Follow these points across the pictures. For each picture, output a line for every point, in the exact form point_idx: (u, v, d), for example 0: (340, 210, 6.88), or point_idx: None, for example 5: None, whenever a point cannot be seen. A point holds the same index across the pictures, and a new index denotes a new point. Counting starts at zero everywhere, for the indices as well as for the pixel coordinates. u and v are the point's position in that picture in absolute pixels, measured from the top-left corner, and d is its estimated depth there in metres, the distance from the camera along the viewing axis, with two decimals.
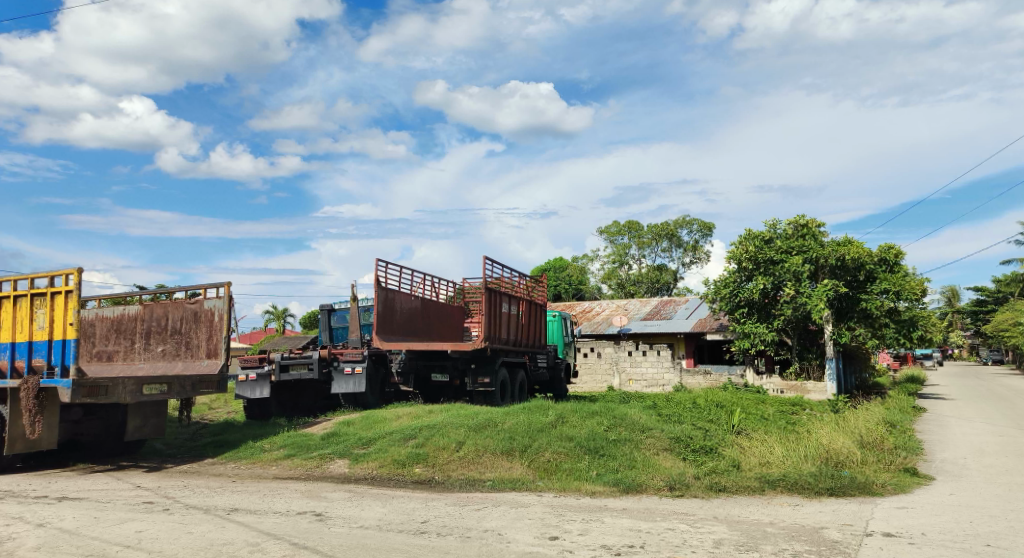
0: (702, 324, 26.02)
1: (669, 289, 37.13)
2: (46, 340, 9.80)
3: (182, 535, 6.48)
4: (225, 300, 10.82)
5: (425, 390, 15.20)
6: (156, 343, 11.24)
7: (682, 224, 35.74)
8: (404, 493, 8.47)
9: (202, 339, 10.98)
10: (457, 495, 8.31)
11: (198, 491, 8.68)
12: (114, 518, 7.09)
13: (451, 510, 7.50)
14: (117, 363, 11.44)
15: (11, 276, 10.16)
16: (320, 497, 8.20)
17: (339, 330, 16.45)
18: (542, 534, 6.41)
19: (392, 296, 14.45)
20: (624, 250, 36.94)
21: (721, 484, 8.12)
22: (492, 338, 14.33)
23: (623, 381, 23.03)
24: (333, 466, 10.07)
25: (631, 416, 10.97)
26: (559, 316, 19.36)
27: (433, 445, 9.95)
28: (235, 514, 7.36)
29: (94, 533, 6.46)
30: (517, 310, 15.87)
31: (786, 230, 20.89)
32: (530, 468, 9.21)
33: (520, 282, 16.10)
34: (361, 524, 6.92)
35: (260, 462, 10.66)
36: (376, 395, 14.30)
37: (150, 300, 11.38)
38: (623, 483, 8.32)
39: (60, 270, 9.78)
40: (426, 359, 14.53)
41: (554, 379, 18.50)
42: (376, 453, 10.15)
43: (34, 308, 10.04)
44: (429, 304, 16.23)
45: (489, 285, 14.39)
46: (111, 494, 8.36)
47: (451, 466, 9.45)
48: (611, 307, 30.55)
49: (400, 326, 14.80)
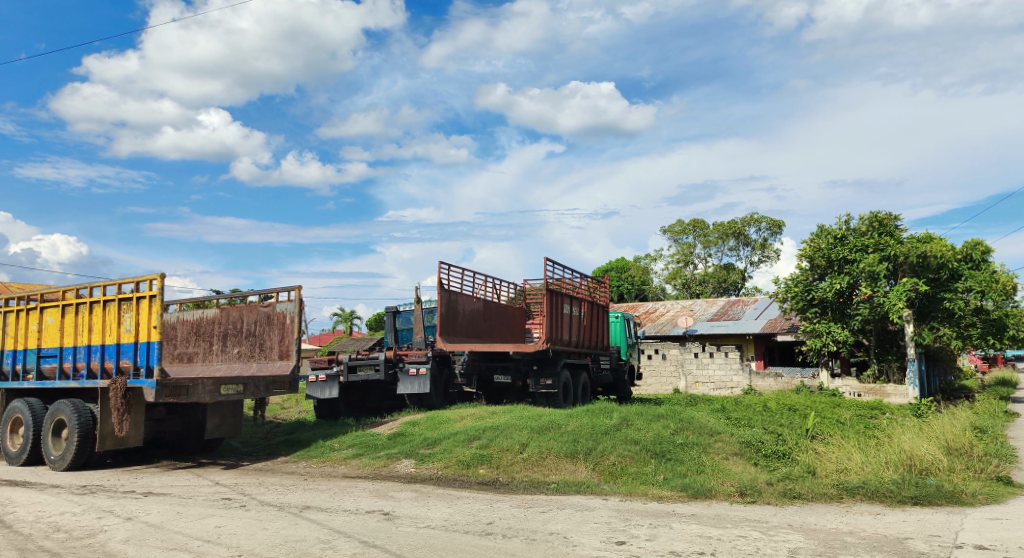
0: (772, 325, 25.27)
1: (736, 288, 36.24)
2: (133, 342, 10.30)
3: (258, 531, 6.70)
4: (297, 303, 11.15)
5: (488, 391, 15.27)
6: (233, 345, 11.71)
7: (751, 222, 34.83)
8: (469, 494, 8.53)
9: (275, 341, 11.30)
10: (521, 497, 8.33)
11: (272, 488, 8.97)
12: (195, 513, 7.39)
13: (516, 512, 7.51)
14: (196, 364, 12.07)
15: (100, 282, 10.75)
16: (388, 497, 8.34)
17: (403, 331, 16.72)
18: (609, 539, 6.33)
19: (455, 297, 14.62)
20: (689, 249, 36.19)
21: (796, 491, 7.86)
22: (555, 340, 14.30)
23: (690, 384, 22.60)
24: (400, 465, 10.23)
25: (699, 419, 10.73)
26: (622, 318, 19.20)
27: (497, 447, 10.00)
28: (307, 511, 7.56)
29: (177, 527, 6.74)
30: (579, 311, 15.81)
31: (860, 227, 20.09)
32: (595, 471, 9.13)
33: (582, 283, 16.04)
34: (428, 524, 7.00)
35: (329, 461, 10.93)
36: (441, 396, 14.46)
37: (227, 304, 11.86)
38: (692, 488, 8.14)
39: (145, 276, 10.28)
40: (489, 361, 14.58)
41: (618, 380, 18.28)
42: (442, 453, 10.27)
43: (121, 312, 10.58)
44: (491, 306, 16.32)
45: (552, 286, 14.39)
46: (192, 490, 8.72)
47: (515, 467, 9.47)
48: (676, 307, 30.07)
49: (463, 328, 14.93)
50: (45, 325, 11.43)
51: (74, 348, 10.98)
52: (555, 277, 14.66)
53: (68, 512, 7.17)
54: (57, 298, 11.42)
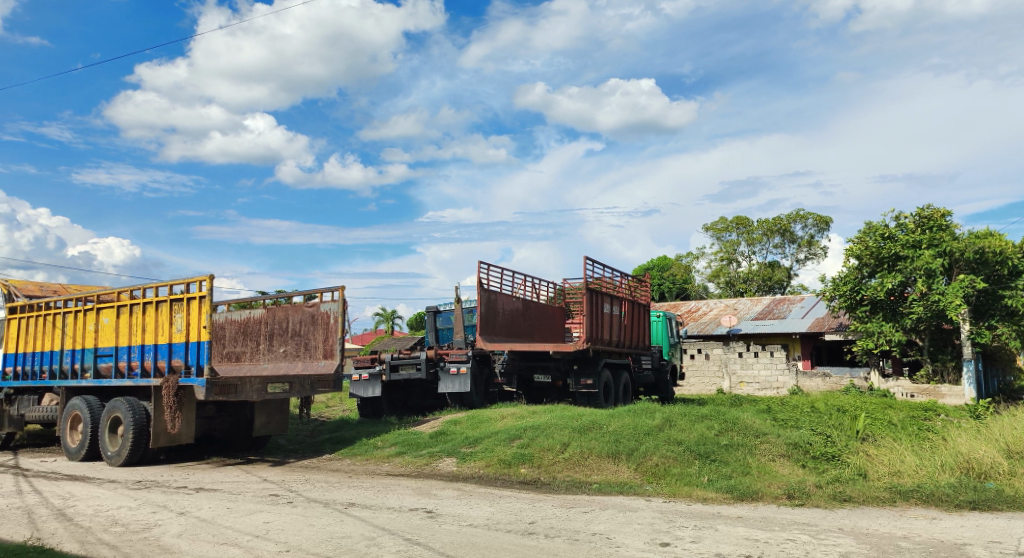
0: (820, 324, 24.64)
1: (782, 286, 35.55)
2: (184, 342, 10.59)
3: (305, 527, 6.82)
4: (340, 303, 11.32)
5: (529, 391, 15.27)
6: (279, 345, 11.94)
7: (796, 218, 34.10)
8: (511, 493, 8.54)
9: (320, 340, 11.47)
10: (563, 497, 8.31)
11: (318, 485, 9.12)
12: (244, 509, 7.56)
13: (558, 512, 7.49)
14: (244, 363, 12.35)
15: (153, 284, 11.08)
16: (431, 495, 8.41)
17: (444, 331, 16.82)
18: (653, 540, 6.27)
19: (495, 297, 14.66)
20: (733, 247, 35.60)
21: (846, 494, 7.68)
22: (596, 339, 14.22)
23: (734, 384, 22.26)
24: (442, 464, 10.31)
25: (744, 420, 10.56)
26: (663, 317, 18.97)
27: (539, 446, 10.00)
28: (352, 508, 7.67)
29: (228, 523, 6.91)
30: (620, 310, 15.71)
31: (909, 223, 19.48)
32: (637, 472, 9.05)
33: (623, 282, 15.93)
34: (470, 523, 7.03)
35: (373, 459, 11.07)
36: (481, 395, 14.53)
37: (272, 304, 12.11)
38: (738, 490, 8.02)
39: (195, 277, 10.56)
40: (529, 360, 14.61)
41: (660, 380, 18.08)
42: (483, 452, 10.30)
43: (172, 312, 10.89)
44: (531, 305, 16.32)
45: (592, 285, 14.33)
46: (241, 486, 8.93)
47: (557, 467, 9.45)
48: (720, 306, 29.59)
49: (503, 328, 14.96)
50: (101, 325, 11.82)
51: (129, 348, 11.34)
52: (595, 276, 14.58)
53: (124, 507, 7.41)
54: (113, 299, 11.81)
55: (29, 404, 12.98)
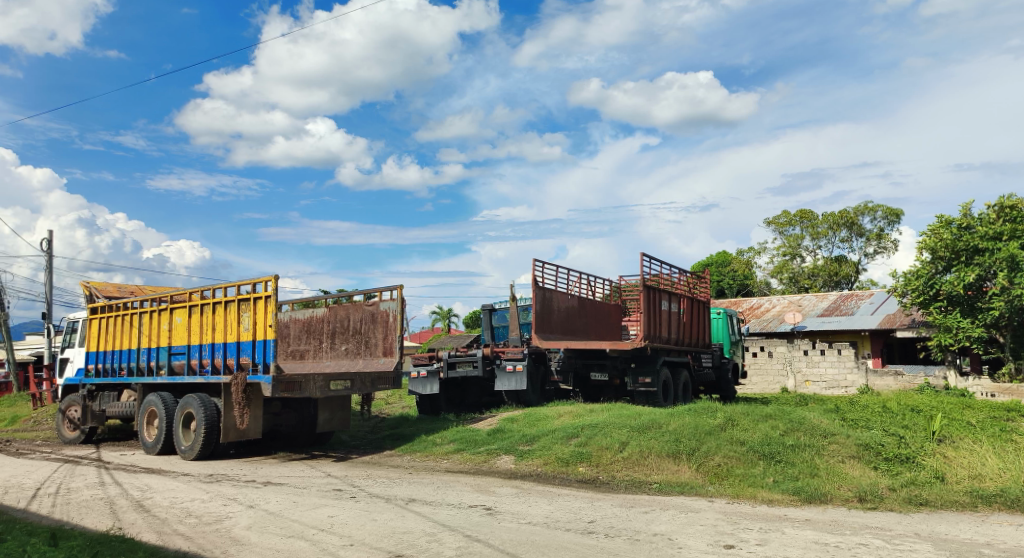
0: (890, 321, 23.72)
1: (849, 282, 34.40)
2: (252, 340, 10.94)
3: (368, 522, 6.96)
4: (399, 301, 11.46)
5: (586, 389, 15.21)
6: (340, 343, 12.20)
7: (864, 211, 32.89)
8: (570, 491, 8.50)
9: (379, 338, 11.66)
10: (623, 496, 8.23)
11: (380, 481, 9.29)
12: (310, 503, 7.76)
13: (617, 511, 7.43)
14: (308, 361, 12.67)
15: (221, 284, 11.47)
16: (489, 492, 8.45)
17: (500, 329, 16.86)
18: (717, 542, 6.15)
19: (550, 295, 14.63)
20: (796, 241, 34.59)
21: (922, 498, 7.38)
22: (654, 337, 14.02)
23: (800, 383, 21.72)
24: (499, 461, 10.35)
25: (811, 419, 10.25)
26: (724, 314, 18.56)
27: (597, 445, 9.93)
28: (413, 504, 7.78)
29: (294, 516, 7.10)
30: (679, 308, 15.45)
31: (988, 214, 18.58)
32: (699, 472, 8.90)
33: (681, 278, 15.66)
34: (529, 521, 7.04)
35: (432, 455, 11.20)
36: (538, 393, 14.54)
37: (334, 303, 12.36)
38: (805, 492, 7.79)
39: (260, 278, 10.89)
40: (586, 359, 14.52)
41: (721, 379, 17.70)
42: (541, 450, 10.30)
43: (240, 312, 11.25)
44: (587, 303, 16.23)
45: (649, 282, 14.13)
46: (307, 481, 9.17)
47: (616, 466, 9.37)
48: (783, 302, 28.81)
49: (559, 326, 14.91)
50: (174, 324, 12.31)
51: (200, 346, 11.78)
52: (652, 273, 14.39)
53: (198, 499, 7.70)
54: (185, 300, 12.28)
55: (110, 400, 13.64)
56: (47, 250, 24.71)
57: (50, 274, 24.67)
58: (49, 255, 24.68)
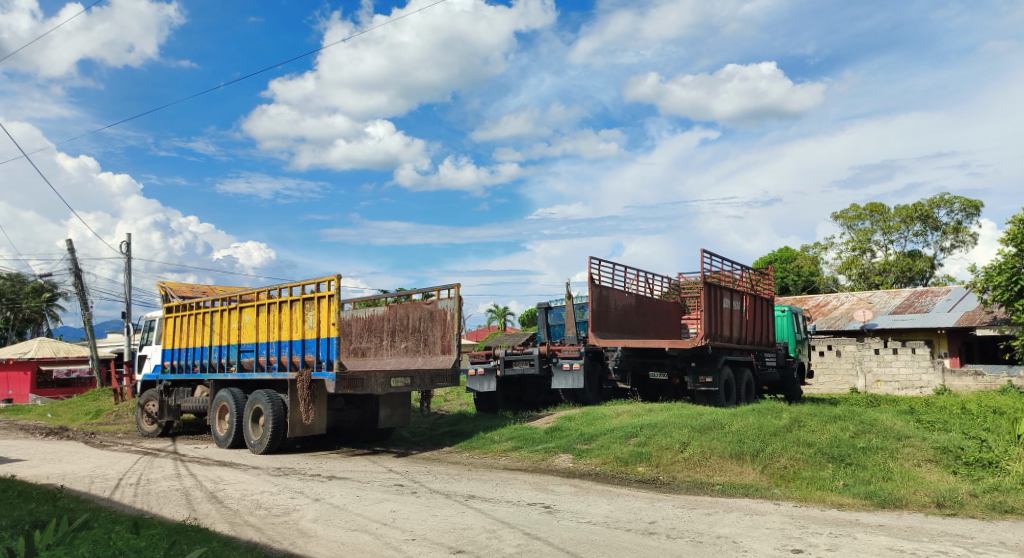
0: (970, 318, 22.64)
1: (923, 278, 33.01)
2: (316, 338, 11.22)
3: (429, 517, 7.04)
4: (456, 300, 11.55)
5: (645, 388, 14.99)
6: (400, 340, 12.39)
7: (940, 203, 31.48)
8: (629, 491, 8.42)
9: (438, 336, 11.77)
10: (685, 497, 8.09)
11: (439, 477, 9.39)
12: (372, 497, 7.90)
13: (679, 512, 7.31)
14: (369, 358, 12.90)
15: (286, 284, 11.79)
16: (548, 490, 8.44)
17: (556, 327, 16.82)
18: (784, 546, 5.99)
19: (607, 293, 14.50)
20: (866, 236, 33.37)
21: (1007, 505, 7.01)
22: (715, 336, 13.72)
23: (870, 383, 20.93)
24: (558, 460, 10.33)
25: (884, 421, 9.87)
26: (789, 312, 18.04)
27: (657, 445, 9.80)
28: (473, 500, 7.83)
29: (358, 510, 7.24)
30: (741, 306, 15.09)
31: None
32: (764, 474, 8.68)
33: (742, 275, 15.31)
34: (589, 520, 6.99)
35: (491, 452, 11.26)
36: (596, 392, 14.47)
37: (393, 302, 12.56)
38: (878, 496, 7.51)
39: (323, 277, 11.15)
40: (644, 357, 14.37)
41: (786, 379, 17.20)
42: (599, 449, 10.22)
43: (304, 310, 11.55)
44: (645, 301, 16.03)
45: (709, 279, 13.85)
46: (369, 476, 9.35)
47: (676, 467, 9.23)
48: (852, 299, 27.84)
49: (616, 324, 14.77)
50: (243, 323, 12.72)
51: (267, 344, 12.14)
52: (713, 270, 14.11)
53: (267, 492, 7.94)
54: (253, 299, 12.67)
55: (185, 395, 14.21)
56: (126, 252, 25.86)
57: (128, 275, 25.75)
58: (128, 257, 25.83)
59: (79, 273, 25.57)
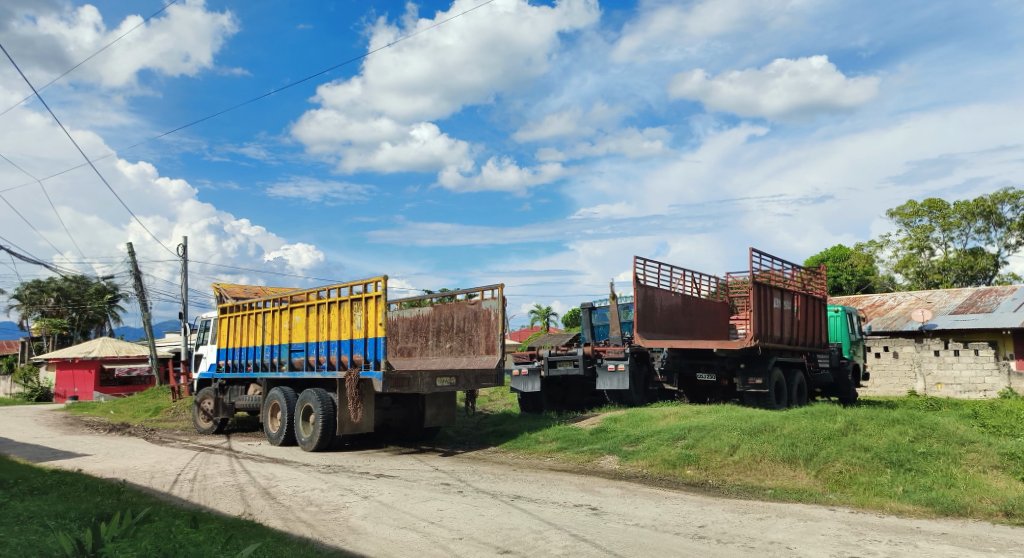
0: None
1: (986, 276, 31.74)
2: (363, 338, 11.37)
3: (476, 517, 7.05)
4: (500, 300, 11.54)
5: (692, 390, 14.77)
6: (445, 340, 12.46)
7: (1004, 198, 30.23)
8: (677, 494, 8.30)
9: (482, 336, 11.79)
10: (735, 501, 7.93)
11: (485, 476, 9.41)
12: (420, 496, 7.95)
13: (730, 516, 7.16)
14: (415, 358, 13.02)
15: (335, 285, 11.98)
16: (595, 492, 8.37)
17: (600, 327, 16.69)
18: (840, 553, 5.82)
19: (653, 293, 14.33)
20: (924, 233, 32.26)
21: None
22: (765, 336, 13.42)
23: (930, 386, 20.20)
24: (604, 461, 10.25)
25: (945, 425, 9.52)
26: (842, 312, 17.54)
27: (705, 447, 9.64)
28: (519, 501, 7.82)
29: (406, 508, 7.29)
30: (792, 306, 14.75)
31: None
32: (818, 479, 8.46)
33: (793, 275, 14.96)
34: (636, 523, 6.91)
35: (536, 453, 11.24)
36: (641, 393, 14.34)
37: (438, 302, 12.64)
38: (940, 504, 7.24)
39: (371, 278, 11.30)
40: (691, 358, 14.14)
41: (840, 381, 16.73)
42: (646, 451, 10.11)
43: (353, 311, 11.72)
44: (692, 301, 15.80)
45: (758, 279, 13.57)
46: (416, 474, 9.42)
47: (726, 470, 9.05)
48: (910, 299, 26.93)
49: (662, 324, 14.60)
50: (294, 323, 12.97)
51: (317, 344, 12.36)
52: (763, 270, 13.81)
53: (318, 489, 8.08)
54: (303, 299, 12.91)
55: (238, 393, 14.57)
56: (183, 255, 26.64)
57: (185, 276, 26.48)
58: (185, 259, 26.59)
59: (139, 275, 26.47)
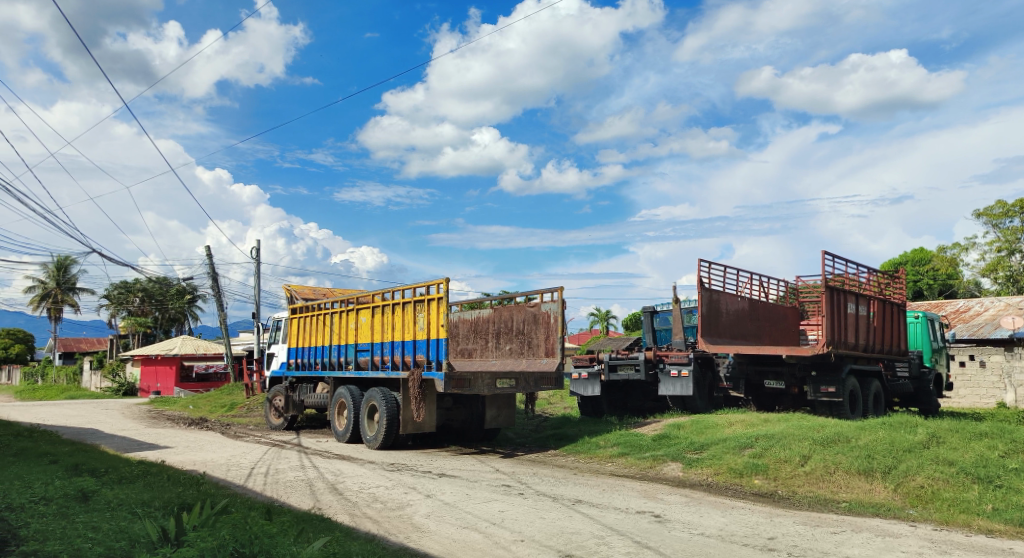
0: None
1: None
2: (426, 339, 11.46)
3: (537, 519, 6.96)
4: (560, 303, 11.41)
5: (759, 397, 14.28)
6: (505, 342, 12.43)
7: None
8: (745, 504, 8.02)
9: (542, 339, 11.68)
10: (806, 513, 7.60)
11: (546, 479, 9.31)
12: (481, 496, 7.92)
13: (801, 529, 6.85)
14: (475, 359, 13.03)
15: (399, 287, 12.13)
16: (658, 499, 8.16)
17: (663, 332, 16.38)
18: None
19: (718, 297, 13.95)
20: (1015, 235, 30.46)
21: None
22: (838, 343, 12.83)
23: (1021, 397, 19.04)
24: (667, 468, 10.00)
25: None
26: (923, 318, 16.69)
27: (774, 457, 9.29)
28: (581, 505, 7.70)
29: (468, 508, 7.26)
30: (868, 311, 14.12)
31: None
32: (897, 493, 8.01)
33: (870, 279, 14.33)
34: (702, 532, 6.68)
35: (597, 457, 11.08)
36: (706, 399, 13.99)
37: (498, 305, 12.63)
38: None
39: (433, 280, 11.38)
40: (759, 365, 13.72)
41: (920, 390, 15.91)
42: (711, 459, 9.81)
43: (416, 312, 11.83)
44: (760, 306, 15.32)
45: (831, 283, 13.04)
46: (477, 475, 9.40)
47: (797, 481, 8.68)
48: (999, 305, 25.47)
49: (729, 329, 14.21)
50: (359, 324, 13.19)
51: (381, 344, 12.53)
52: (836, 274, 13.27)
53: (382, 486, 8.15)
54: (369, 300, 13.11)
55: (307, 391, 14.91)
56: (257, 257, 27.52)
57: (257, 278, 27.31)
58: (258, 261, 27.46)
59: (217, 277, 27.44)
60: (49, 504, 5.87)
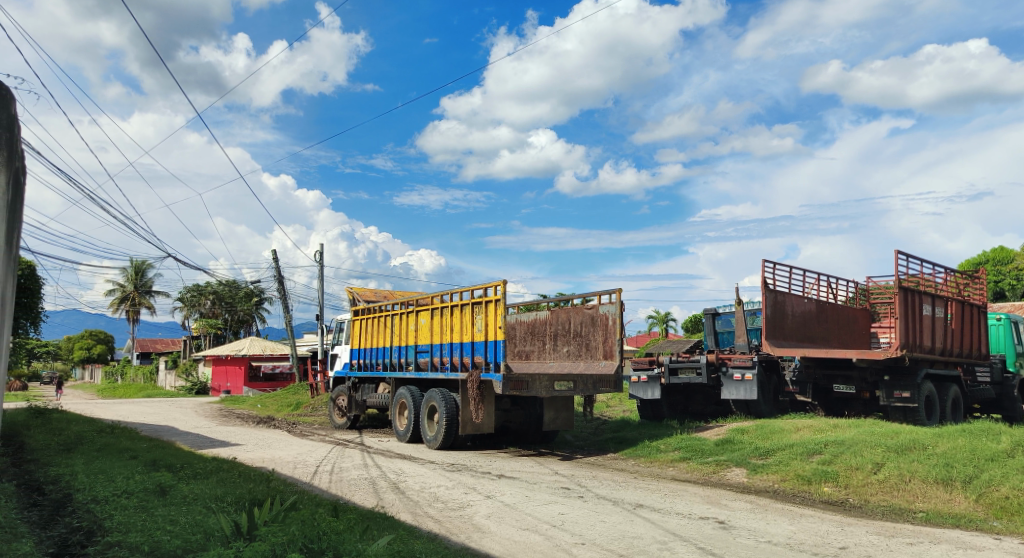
0: None
1: None
2: (484, 340, 11.52)
3: (598, 523, 6.91)
4: (617, 304, 11.29)
5: (827, 402, 13.83)
6: (563, 344, 12.37)
7: None
8: (813, 512, 7.76)
9: (600, 341, 11.57)
10: (880, 523, 7.30)
11: (606, 483, 9.23)
12: (542, 498, 7.91)
13: (875, 539, 6.59)
14: (533, 361, 13.01)
15: (458, 289, 12.23)
16: (722, 505, 7.99)
17: (725, 334, 16.04)
18: None
19: (783, 299, 13.56)
20: None
21: None
22: (913, 346, 12.29)
23: None
24: (730, 474, 9.77)
25: None
26: (1005, 320, 15.78)
27: (844, 464, 8.96)
28: (642, 509, 7.61)
29: (528, 510, 7.26)
30: (945, 313, 13.48)
31: None
32: (978, 504, 7.61)
33: (947, 280, 13.68)
34: (769, 540, 6.50)
35: (658, 462, 10.92)
36: (770, 404, 13.62)
37: (556, 306, 12.61)
38: None
39: (490, 282, 11.44)
40: (827, 369, 13.22)
41: (1002, 396, 15.07)
42: (778, 465, 9.53)
43: (474, 314, 11.90)
44: (827, 307, 14.81)
45: (905, 284, 12.49)
46: (537, 477, 9.40)
47: (869, 489, 8.35)
48: None
49: (794, 332, 13.79)
50: (419, 325, 13.37)
51: (440, 346, 12.66)
52: (910, 274, 12.71)
53: (443, 486, 8.23)
54: (428, 302, 13.28)
55: (369, 391, 15.19)
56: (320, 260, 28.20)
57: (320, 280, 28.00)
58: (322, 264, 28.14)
59: (282, 279, 28.27)
60: (131, 498, 6.15)
